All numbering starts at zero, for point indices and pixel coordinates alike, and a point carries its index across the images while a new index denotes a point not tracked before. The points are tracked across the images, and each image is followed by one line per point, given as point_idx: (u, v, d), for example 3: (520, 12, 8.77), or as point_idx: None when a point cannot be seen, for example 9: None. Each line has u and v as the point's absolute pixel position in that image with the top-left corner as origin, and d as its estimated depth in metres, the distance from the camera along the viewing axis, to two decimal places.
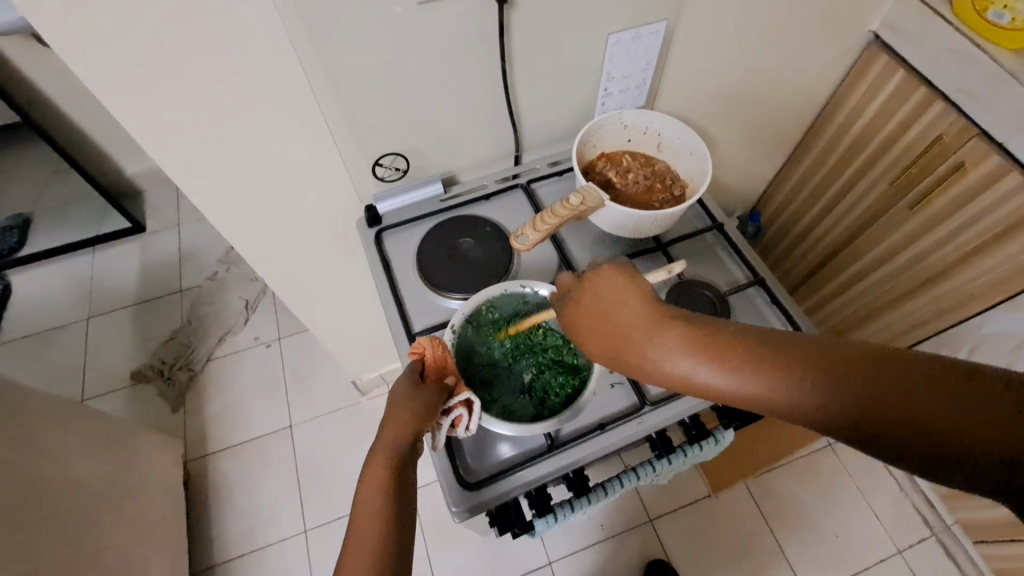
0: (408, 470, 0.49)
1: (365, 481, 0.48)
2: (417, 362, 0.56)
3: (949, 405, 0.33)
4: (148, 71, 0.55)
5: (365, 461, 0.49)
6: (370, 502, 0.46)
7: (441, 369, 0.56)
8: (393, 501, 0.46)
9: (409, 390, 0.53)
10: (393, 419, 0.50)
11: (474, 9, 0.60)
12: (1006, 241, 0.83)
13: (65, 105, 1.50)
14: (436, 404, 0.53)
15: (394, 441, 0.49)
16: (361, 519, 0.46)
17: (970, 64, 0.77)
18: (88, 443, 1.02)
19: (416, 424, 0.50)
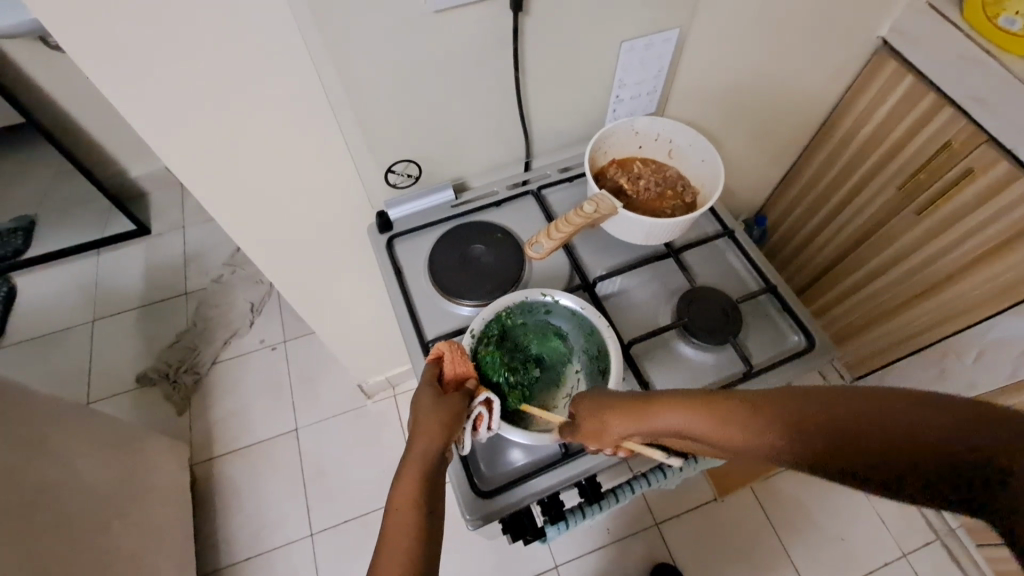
0: (437, 484, 0.48)
1: (395, 498, 0.47)
2: (437, 370, 0.56)
3: (939, 428, 0.32)
4: (164, 75, 0.55)
5: (397, 470, 0.49)
6: (402, 519, 0.46)
7: (461, 375, 0.55)
8: (423, 517, 0.46)
9: (432, 400, 0.52)
10: (421, 433, 0.50)
11: (488, 17, 0.60)
12: (1014, 247, 0.83)
13: (71, 108, 1.50)
14: (461, 416, 0.53)
15: (423, 457, 0.49)
16: (392, 537, 0.45)
17: (979, 71, 0.78)
18: (95, 447, 1.02)
19: (442, 438, 0.50)
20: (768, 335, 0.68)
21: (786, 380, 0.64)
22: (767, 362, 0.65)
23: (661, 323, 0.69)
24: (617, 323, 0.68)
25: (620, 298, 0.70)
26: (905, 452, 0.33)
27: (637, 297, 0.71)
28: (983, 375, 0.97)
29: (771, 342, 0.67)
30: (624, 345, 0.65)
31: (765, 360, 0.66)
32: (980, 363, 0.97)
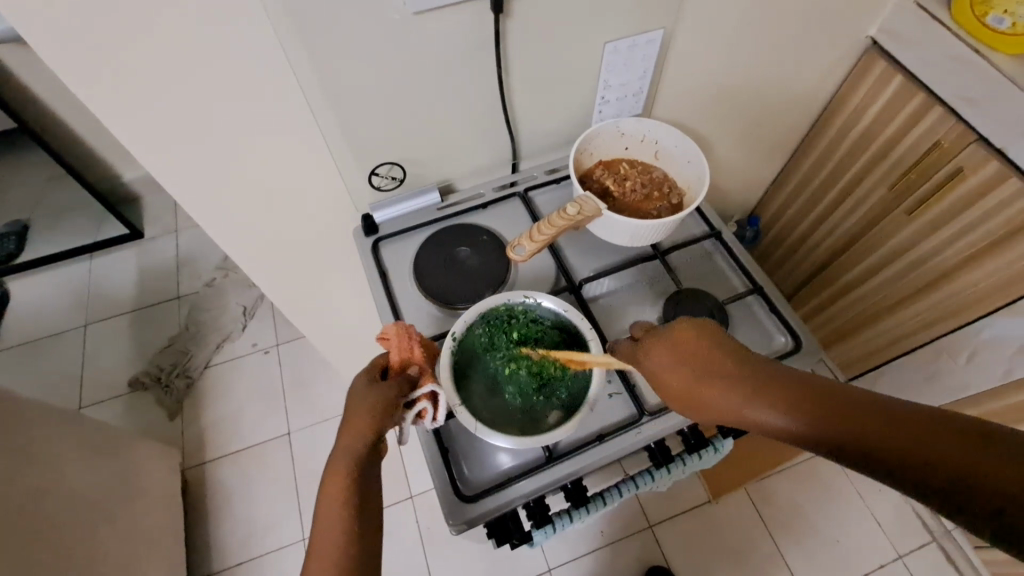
0: (368, 474, 0.49)
1: (324, 489, 0.48)
2: (376, 359, 0.56)
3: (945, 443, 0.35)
4: (143, 81, 0.55)
5: (329, 459, 0.49)
6: (332, 505, 0.46)
7: (405, 361, 0.56)
8: (352, 508, 0.46)
9: (365, 389, 0.52)
10: (351, 422, 0.50)
11: (469, 20, 0.60)
12: (1005, 246, 0.83)
13: (62, 112, 1.50)
14: (398, 403, 0.52)
15: (352, 446, 0.49)
16: (322, 529, 0.46)
17: (967, 70, 0.77)
18: (85, 453, 1.02)
19: (377, 425, 0.50)
20: (755, 336, 0.67)
21: None
22: None
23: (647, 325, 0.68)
24: (602, 325, 0.68)
25: (607, 299, 0.70)
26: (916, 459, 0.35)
27: (623, 298, 0.70)
28: (975, 375, 0.97)
29: (758, 344, 0.67)
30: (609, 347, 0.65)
31: None
32: (972, 363, 0.97)
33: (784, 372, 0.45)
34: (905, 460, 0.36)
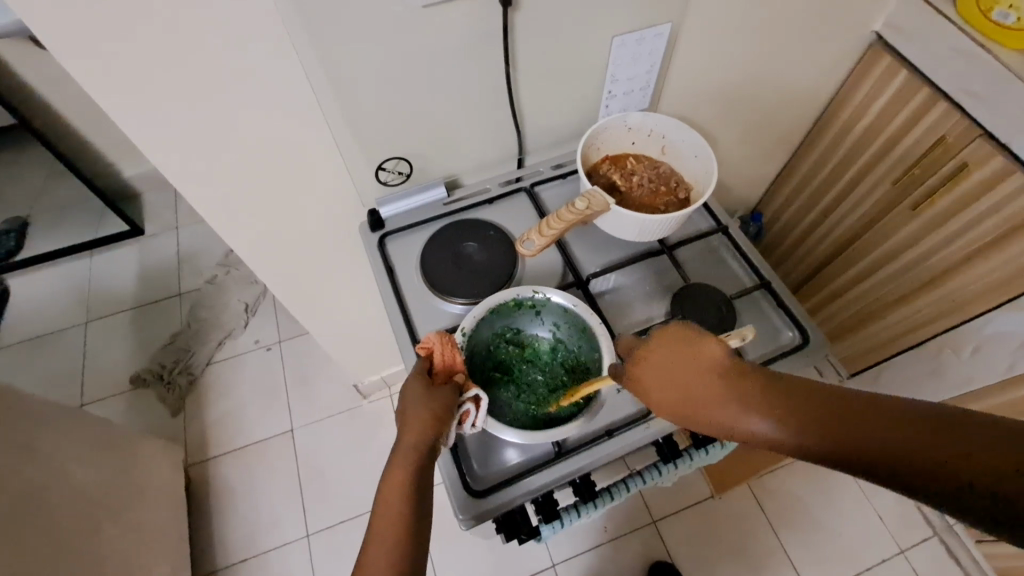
0: (428, 473, 0.49)
1: (384, 489, 0.48)
2: (428, 362, 0.56)
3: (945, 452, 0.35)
4: (150, 76, 0.54)
5: (387, 465, 0.49)
6: (389, 512, 0.47)
7: (450, 366, 0.56)
8: (412, 508, 0.47)
9: (421, 392, 0.52)
10: (410, 424, 0.50)
11: (478, 12, 0.59)
12: (1009, 241, 0.83)
13: (62, 108, 1.49)
14: (454, 406, 0.53)
15: (411, 447, 0.49)
16: (380, 529, 0.46)
17: (973, 65, 0.77)
18: (89, 450, 1.02)
19: (433, 433, 0.50)
20: (762, 331, 0.67)
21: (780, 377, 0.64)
22: (761, 359, 0.65)
23: (654, 320, 0.68)
24: (610, 320, 0.68)
25: (613, 295, 0.70)
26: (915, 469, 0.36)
27: (630, 293, 0.70)
28: (980, 369, 0.97)
29: (766, 339, 0.67)
30: None
31: (760, 357, 0.65)
32: (976, 357, 0.97)
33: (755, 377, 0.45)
34: (901, 467, 0.36)
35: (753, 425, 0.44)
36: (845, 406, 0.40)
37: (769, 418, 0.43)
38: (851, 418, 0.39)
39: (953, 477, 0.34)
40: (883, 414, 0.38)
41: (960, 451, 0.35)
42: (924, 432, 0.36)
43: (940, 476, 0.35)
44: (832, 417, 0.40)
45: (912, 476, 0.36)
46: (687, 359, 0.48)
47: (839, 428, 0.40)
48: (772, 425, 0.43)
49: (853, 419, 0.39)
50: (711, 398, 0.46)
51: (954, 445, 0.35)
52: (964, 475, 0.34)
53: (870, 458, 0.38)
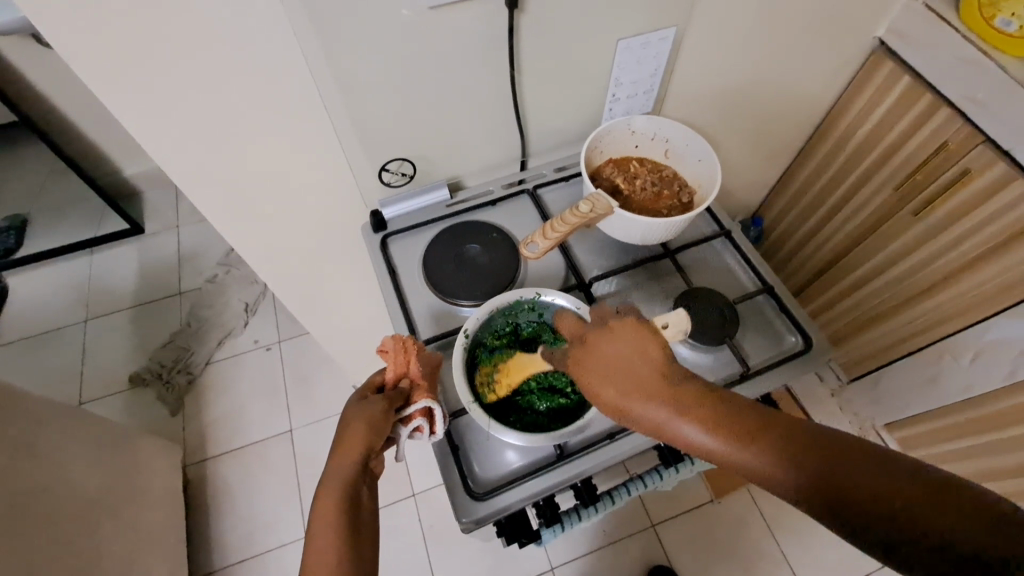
0: (357, 492, 0.50)
1: (317, 506, 0.50)
2: (373, 377, 0.58)
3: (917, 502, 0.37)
4: (154, 74, 0.54)
5: (321, 482, 0.51)
6: (321, 530, 0.48)
7: (398, 376, 0.56)
8: (344, 522, 0.49)
9: (355, 405, 0.54)
10: (344, 439, 0.52)
11: (482, 15, 0.59)
12: (1010, 248, 0.83)
13: (64, 106, 1.49)
14: (390, 417, 0.53)
15: (345, 463, 0.51)
16: (314, 545, 0.48)
17: (975, 71, 0.77)
18: (87, 448, 1.01)
19: (365, 445, 0.51)
20: (765, 336, 0.67)
21: (783, 382, 0.64)
22: (764, 364, 0.65)
23: None
24: None
25: (616, 298, 0.70)
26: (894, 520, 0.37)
27: (632, 297, 0.70)
28: (980, 376, 0.97)
29: (768, 343, 0.67)
30: None
31: (762, 362, 0.65)
32: (976, 364, 0.97)
33: (732, 403, 0.46)
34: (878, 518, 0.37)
35: (723, 450, 0.44)
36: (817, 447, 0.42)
37: (742, 446, 0.43)
38: (835, 462, 0.40)
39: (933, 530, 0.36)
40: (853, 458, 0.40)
41: (936, 506, 0.36)
42: (898, 483, 0.38)
43: (918, 530, 0.36)
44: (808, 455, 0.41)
45: (876, 527, 0.37)
46: (657, 366, 0.49)
47: (820, 466, 0.40)
48: (759, 459, 0.43)
49: (827, 462, 0.40)
50: (686, 416, 0.46)
51: (925, 499, 0.37)
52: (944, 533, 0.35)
53: (852, 507, 0.39)
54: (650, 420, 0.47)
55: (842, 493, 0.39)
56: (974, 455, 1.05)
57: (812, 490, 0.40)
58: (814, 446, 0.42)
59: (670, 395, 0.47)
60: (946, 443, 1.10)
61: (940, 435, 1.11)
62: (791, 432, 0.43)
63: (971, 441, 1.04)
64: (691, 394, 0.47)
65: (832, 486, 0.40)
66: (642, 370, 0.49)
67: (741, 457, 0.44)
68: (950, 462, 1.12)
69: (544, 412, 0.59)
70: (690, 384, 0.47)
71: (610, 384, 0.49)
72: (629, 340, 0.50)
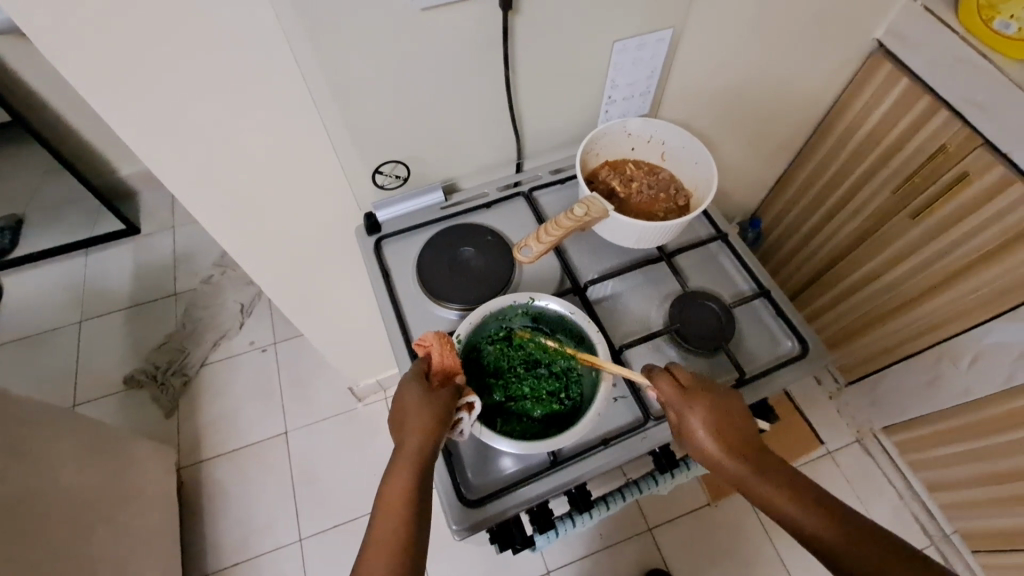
0: (426, 486, 0.50)
1: (385, 494, 0.49)
2: (424, 364, 0.56)
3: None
4: (142, 76, 0.54)
5: (388, 469, 0.50)
6: (389, 521, 0.48)
7: (451, 368, 0.55)
8: (414, 514, 0.48)
9: (419, 394, 0.52)
10: (412, 428, 0.51)
11: (476, 16, 0.59)
12: (1009, 251, 0.83)
13: (58, 106, 1.48)
14: (452, 408, 0.52)
15: (414, 452, 0.50)
16: (381, 535, 0.47)
17: (974, 74, 0.77)
18: (79, 452, 1.01)
19: (432, 435, 0.50)
20: (761, 341, 0.67)
21: (780, 388, 0.63)
22: (760, 369, 0.64)
23: (652, 328, 0.67)
24: (608, 328, 0.67)
25: (612, 302, 0.69)
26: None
27: (627, 300, 0.69)
28: (978, 379, 0.97)
29: (765, 348, 0.66)
30: (614, 349, 0.64)
31: (759, 367, 0.65)
32: (974, 368, 0.96)
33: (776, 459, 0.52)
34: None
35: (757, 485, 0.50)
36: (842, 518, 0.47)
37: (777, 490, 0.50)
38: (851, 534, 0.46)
39: None
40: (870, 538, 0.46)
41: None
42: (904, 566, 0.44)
43: None
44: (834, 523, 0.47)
45: None
46: (733, 409, 0.54)
47: (835, 532, 0.47)
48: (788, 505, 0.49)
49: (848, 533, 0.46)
50: (736, 454, 0.52)
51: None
52: None
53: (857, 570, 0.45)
54: (712, 455, 0.52)
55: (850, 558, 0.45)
56: (972, 459, 1.05)
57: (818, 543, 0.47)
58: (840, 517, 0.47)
59: (730, 435, 0.52)
60: (944, 447, 1.10)
61: (939, 438, 1.11)
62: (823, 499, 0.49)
63: (969, 445, 1.04)
64: (743, 440, 0.52)
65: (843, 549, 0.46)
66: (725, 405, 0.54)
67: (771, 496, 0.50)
68: (948, 466, 1.12)
69: (538, 417, 0.58)
70: (748, 433, 0.53)
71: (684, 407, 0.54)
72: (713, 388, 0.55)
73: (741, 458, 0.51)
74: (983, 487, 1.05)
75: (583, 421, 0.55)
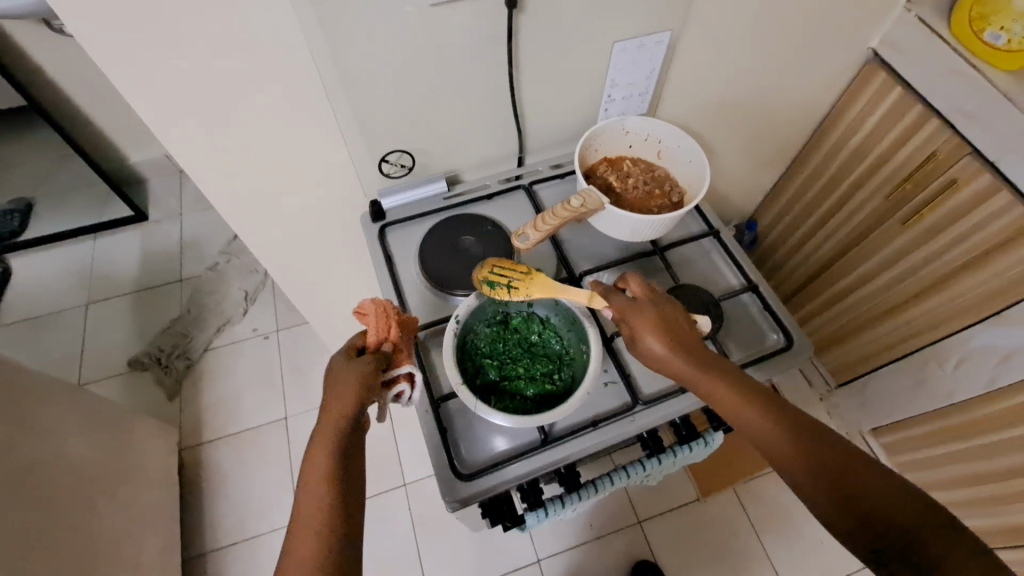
0: (349, 458, 0.51)
1: (310, 463, 0.51)
2: (354, 339, 0.58)
3: (885, 497, 0.47)
4: (161, 61, 0.57)
5: (312, 439, 0.52)
6: (315, 489, 0.49)
7: (380, 342, 0.57)
8: (337, 478, 0.50)
9: (342, 369, 0.54)
10: (333, 398, 0.52)
11: (483, 14, 0.62)
12: (996, 256, 0.85)
13: (72, 91, 1.51)
14: (378, 378, 0.55)
15: (336, 421, 0.52)
16: (308, 503, 0.49)
17: (964, 84, 0.79)
18: (84, 427, 1.03)
19: (357, 403, 0.52)
20: (748, 333, 0.69)
21: (765, 378, 0.66)
22: (746, 359, 0.67)
23: None
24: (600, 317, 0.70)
25: None
26: (861, 508, 0.47)
27: None
28: (962, 382, 0.99)
29: (751, 340, 0.69)
30: (606, 336, 0.66)
31: (745, 357, 0.67)
32: (958, 370, 0.99)
33: (731, 371, 0.56)
34: (852, 502, 0.48)
35: (715, 393, 0.55)
36: (801, 428, 0.52)
37: (737, 400, 0.54)
38: (807, 440, 0.51)
39: (894, 522, 0.46)
40: (826, 443, 0.51)
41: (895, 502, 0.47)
42: (871, 478, 0.49)
43: (883, 520, 0.46)
44: (794, 431, 0.52)
45: (884, 525, 0.46)
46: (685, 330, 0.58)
47: (793, 437, 0.52)
48: (749, 412, 0.54)
49: (809, 440, 0.51)
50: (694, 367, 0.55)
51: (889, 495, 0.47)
52: (901, 528, 0.46)
53: (832, 485, 0.49)
54: (669, 365, 0.56)
55: (816, 465, 0.50)
56: (956, 461, 1.07)
57: (782, 450, 0.52)
58: (798, 424, 0.53)
59: (685, 350, 0.56)
60: (930, 448, 1.12)
61: (925, 440, 1.13)
62: (780, 408, 0.54)
63: (954, 447, 1.07)
64: (698, 353, 0.56)
65: (804, 454, 0.51)
66: (680, 325, 0.58)
67: (732, 406, 0.54)
68: (931, 467, 1.14)
69: (530, 396, 0.61)
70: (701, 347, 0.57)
71: (642, 326, 0.57)
72: (664, 308, 0.59)
73: (699, 369, 0.55)
74: (964, 487, 1.08)
75: (572, 400, 0.58)
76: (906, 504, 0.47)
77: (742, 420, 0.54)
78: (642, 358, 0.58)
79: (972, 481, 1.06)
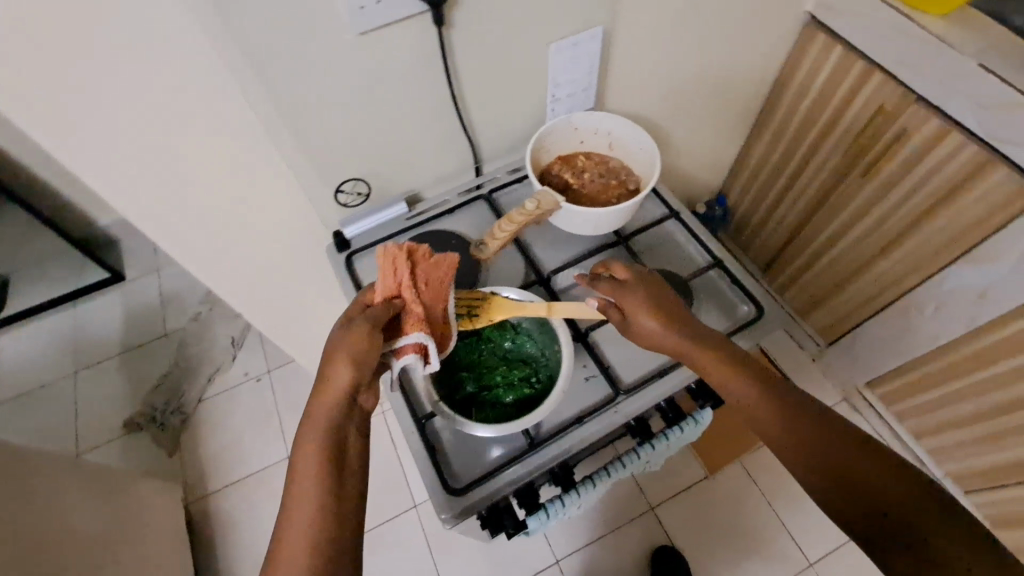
0: (342, 438, 0.51)
1: (304, 435, 0.51)
2: (365, 294, 0.57)
3: (870, 467, 0.51)
4: (101, 125, 0.57)
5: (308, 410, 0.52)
6: (307, 465, 0.50)
7: (388, 297, 0.56)
8: (328, 458, 0.50)
9: (341, 333, 0.53)
10: (330, 366, 0.52)
11: (415, 35, 0.62)
12: (955, 198, 0.87)
13: (31, 164, 1.51)
14: (377, 347, 0.53)
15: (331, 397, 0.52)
16: (301, 482, 0.49)
17: (899, 36, 0.81)
18: (86, 497, 1.02)
19: (349, 376, 0.52)
20: (720, 308, 0.70)
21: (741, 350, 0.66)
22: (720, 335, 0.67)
23: None
24: None
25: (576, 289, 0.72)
26: (850, 479, 0.50)
27: None
28: (943, 325, 1.00)
29: (723, 315, 0.69)
30: (581, 332, 0.67)
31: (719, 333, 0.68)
32: (938, 314, 1.00)
33: (721, 345, 0.58)
34: (842, 474, 0.51)
35: (705, 368, 0.57)
36: (788, 401, 0.55)
37: (727, 374, 0.56)
38: (794, 413, 0.54)
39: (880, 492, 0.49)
40: (812, 415, 0.54)
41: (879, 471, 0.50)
42: (855, 448, 0.52)
43: (871, 491, 0.50)
44: (781, 404, 0.55)
45: (874, 497, 0.49)
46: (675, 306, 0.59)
47: (780, 410, 0.54)
48: (738, 387, 0.56)
49: (795, 412, 0.54)
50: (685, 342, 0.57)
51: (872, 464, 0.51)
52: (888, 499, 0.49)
53: (823, 460, 0.52)
54: (660, 340, 0.57)
55: (804, 438, 0.53)
56: (951, 402, 1.09)
57: (772, 421, 0.54)
58: (784, 397, 0.55)
59: (676, 324, 0.58)
60: (925, 393, 1.13)
61: (919, 386, 1.14)
62: (767, 381, 0.56)
63: (947, 389, 1.08)
64: (688, 328, 0.58)
65: (792, 427, 0.53)
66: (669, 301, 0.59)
67: (723, 379, 0.56)
68: (930, 411, 1.15)
69: (510, 402, 0.61)
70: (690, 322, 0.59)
71: (633, 304, 0.58)
72: (651, 285, 0.60)
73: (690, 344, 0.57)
74: (963, 427, 1.09)
75: (550, 400, 0.58)
76: (889, 472, 0.50)
77: (733, 393, 0.56)
78: (633, 336, 0.59)
79: (969, 420, 1.07)
